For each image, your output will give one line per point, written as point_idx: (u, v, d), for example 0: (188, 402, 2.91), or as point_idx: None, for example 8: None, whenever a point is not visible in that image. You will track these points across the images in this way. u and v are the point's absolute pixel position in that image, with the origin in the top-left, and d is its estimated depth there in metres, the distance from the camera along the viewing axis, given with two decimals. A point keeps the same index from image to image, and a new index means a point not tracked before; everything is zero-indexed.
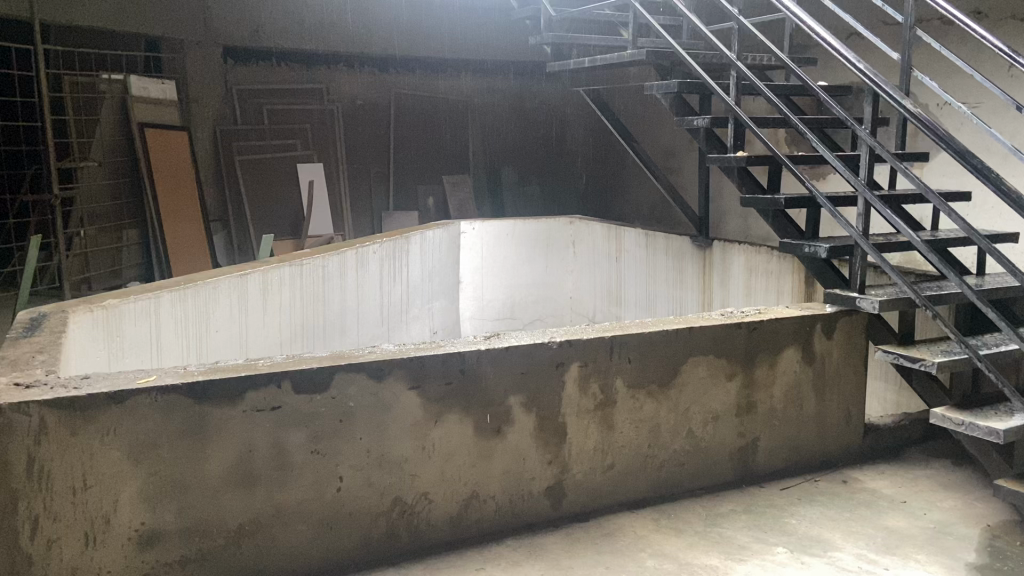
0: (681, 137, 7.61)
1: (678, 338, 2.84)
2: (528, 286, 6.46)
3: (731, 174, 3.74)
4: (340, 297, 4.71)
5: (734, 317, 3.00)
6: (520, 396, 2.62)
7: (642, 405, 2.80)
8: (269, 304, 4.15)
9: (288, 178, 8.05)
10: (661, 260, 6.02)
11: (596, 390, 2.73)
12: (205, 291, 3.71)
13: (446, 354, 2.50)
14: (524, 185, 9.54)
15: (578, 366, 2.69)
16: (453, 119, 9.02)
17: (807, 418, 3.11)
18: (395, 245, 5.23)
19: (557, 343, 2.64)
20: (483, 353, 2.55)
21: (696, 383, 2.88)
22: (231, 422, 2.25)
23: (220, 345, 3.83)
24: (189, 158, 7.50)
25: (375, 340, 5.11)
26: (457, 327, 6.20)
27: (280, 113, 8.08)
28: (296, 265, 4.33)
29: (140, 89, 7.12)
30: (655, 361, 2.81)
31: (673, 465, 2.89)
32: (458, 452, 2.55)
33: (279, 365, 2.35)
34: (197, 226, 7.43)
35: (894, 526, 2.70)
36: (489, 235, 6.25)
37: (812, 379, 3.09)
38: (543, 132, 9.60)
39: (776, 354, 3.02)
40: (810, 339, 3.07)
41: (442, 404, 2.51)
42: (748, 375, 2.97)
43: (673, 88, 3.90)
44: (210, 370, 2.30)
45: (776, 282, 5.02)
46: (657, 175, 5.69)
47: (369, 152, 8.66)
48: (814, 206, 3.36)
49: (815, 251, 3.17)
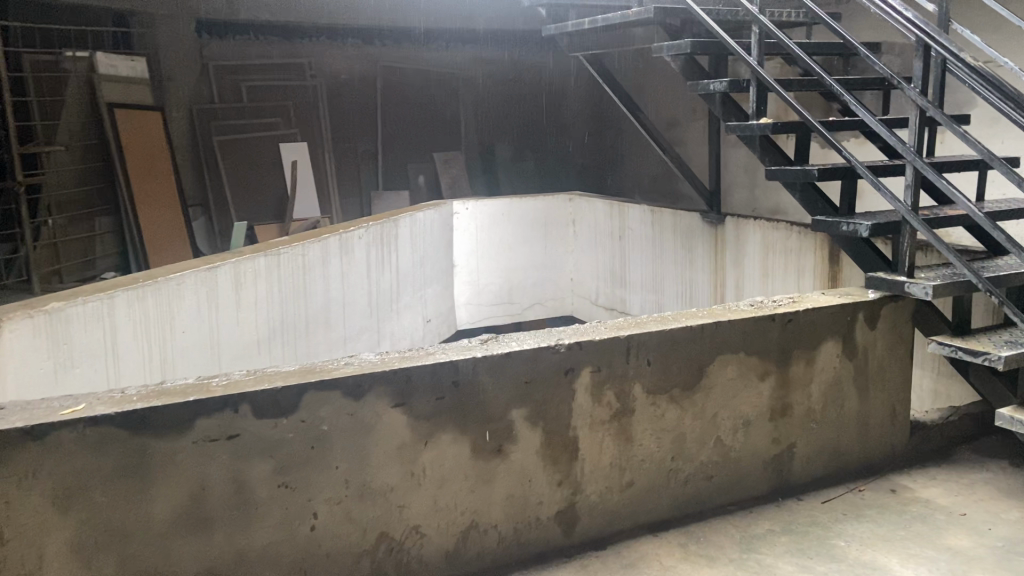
0: (685, 106, 7.25)
1: (705, 335, 2.46)
2: (526, 269, 6.20)
3: (753, 144, 3.35)
4: (323, 288, 4.35)
5: (766, 307, 2.63)
6: (523, 409, 2.24)
7: (664, 413, 2.43)
8: (242, 301, 3.76)
9: (272, 158, 7.68)
10: (669, 237, 5.39)
11: (611, 398, 2.36)
12: (168, 287, 3.31)
13: (435, 364, 2.13)
14: (519, 161, 9.10)
15: (590, 372, 2.31)
16: (442, 93, 8.58)
17: (848, 419, 2.75)
18: (383, 230, 4.87)
19: (564, 347, 2.27)
20: (479, 361, 2.17)
21: (724, 385, 2.52)
22: (179, 457, 1.87)
23: (189, 348, 3.44)
24: (163, 140, 7.08)
25: (364, 333, 4.76)
26: (452, 315, 5.93)
27: (260, 90, 7.67)
28: (273, 255, 3.94)
29: (107, 67, 6.68)
30: (678, 363, 2.44)
31: (700, 480, 2.53)
32: (453, 477, 2.18)
33: (236, 385, 1.97)
34: (175, 211, 7.02)
35: (957, 546, 2.35)
36: (483, 215, 5.97)
37: (854, 375, 2.73)
38: (539, 104, 9.10)
39: (814, 349, 2.64)
40: (851, 330, 2.70)
41: (433, 421, 2.14)
42: (783, 374, 2.60)
43: (686, 48, 3.48)
44: (153, 394, 1.92)
45: (797, 258, 4.35)
46: (667, 149, 5.21)
47: (355, 130, 8.24)
48: (853, 178, 2.97)
49: (856, 230, 2.79)
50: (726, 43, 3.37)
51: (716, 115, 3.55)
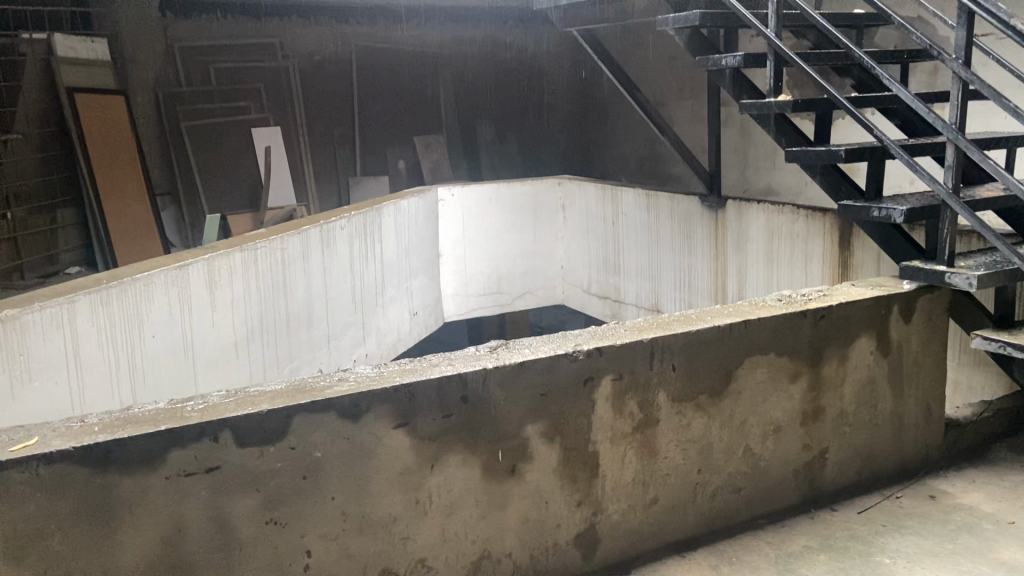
0: (674, 85, 7.05)
1: (734, 336, 2.24)
2: (514, 257, 5.98)
3: (768, 123, 3.12)
4: (303, 283, 4.09)
5: (797, 301, 2.41)
6: (539, 423, 2.01)
7: (690, 422, 2.21)
8: (217, 301, 3.49)
9: (243, 143, 7.37)
10: (665, 222, 5.14)
11: (635, 407, 2.13)
12: (136, 288, 3.03)
13: (441, 378, 1.88)
14: (501, 143, 8.80)
15: (611, 380, 2.08)
16: (421, 74, 8.27)
17: (882, 420, 2.55)
18: (366, 219, 4.61)
19: (583, 353, 2.03)
20: (490, 373, 1.93)
21: (755, 389, 2.30)
22: (150, 496, 1.61)
23: (160, 354, 3.16)
24: (129, 125, 6.73)
25: (348, 329, 4.51)
26: (439, 307, 5.71)
27: (230, 73, 7.32)
28: (250, 250, 3.66)
29: (66, 49, 6.30)
30: (705, 366, 2.21)
31: (729, 493, 2.31)
32: (463, 502, 1.94)
33: (214, 409, 1.71)
34: (142, 201, 6.67)
35: (1011, 560, 2.16)
36: (469, 202, 5.75)
37: (889, 374, 2.52)
38: (521, 84, 8.80)
39: (848, 346, 2.43)
40: (886, 325, 2.49)
41: (440, 442, 1.89)
42: (816, 375, 2.39)
43: (694, 21, 3.23)
44: (117, 423, 1.65)
45: (804, 244, 4.13)
46: (664, 129, 4.97)
47: (331, 113, 7.91)
48: (881, 159, 2.76)
49: (889, 216, 2.58)
50: (738, 13, 3.12)
51: (726, 92, 3.32)
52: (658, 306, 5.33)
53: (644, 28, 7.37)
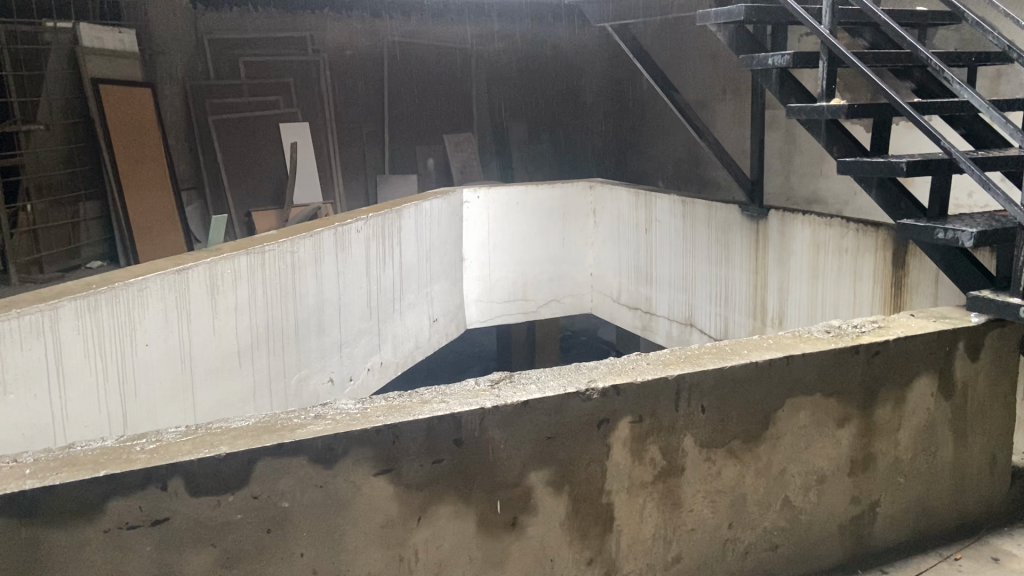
0: (717, 86, 6.73)
1: (775, 374, 1.96)
2: (541, 262, 5.74)
3: (818, 130, 2.83)
4: (315, 288, 3.88)
5: (847, 335, 2.12)
6: (546, 471, 1.75)
7: (721, 470, 1.94)
8: (219, 306, 3.29)
9: (270, 138, 7.22)
10: (701, 232, 4.83)
11: (657, 454, 1.86)
12: (129, 294, 2.83)
13: (432, 418, 1.63)
14: (534, 143, 8.53)
15: (630, 423, 1.82)
16: (454, 71, 8.03)
17: (941, 470, 2.24)
18: (383, 221, 4.40)
19: (597, 393, 1.77)
20: (489, 414, 1.68)
21: (797, 434, 2.01)
22: (86, 551, 1.40)
23: (154, 363, 2.96)
24: (155, 117, 6.59)
25: (362, 336, 4.30)
26: (461, 312, 5.48)
27: (258, 66, 7.17)
28: (256, 253, 3.46)
29: (93, 39, 6.19)
30: (740, 408, 1.94)
31: (763, 551, 2.03)
32: (455, 560, 1.70)
33: (166, 450, 1.49)
34: (166, 196, 6.53)
35: None
36: (496, 205, 5.52)
37: (950, 418, 2.22)
38: (557, 82, 8.53)
39: (904, 387, 2.14)
40: (949, 364, 2.19)
41: (429, 492, 1.65)
42: (867, 419, 2.10)
43: (738, 15, 2.93)
44: (53, 465, 1.44)
45: (853, 261, 3.81)
46: (704, 132, 4.66)
47: (361, 109, 7.72)
48: (948, 173, 2.45)
49: (956, 239, 2.28)
50: (789, 7, 2.83)
51: (772, 94, 3.02)
52: (692, 320, 5.03)
53: (687, 25, 7.05)
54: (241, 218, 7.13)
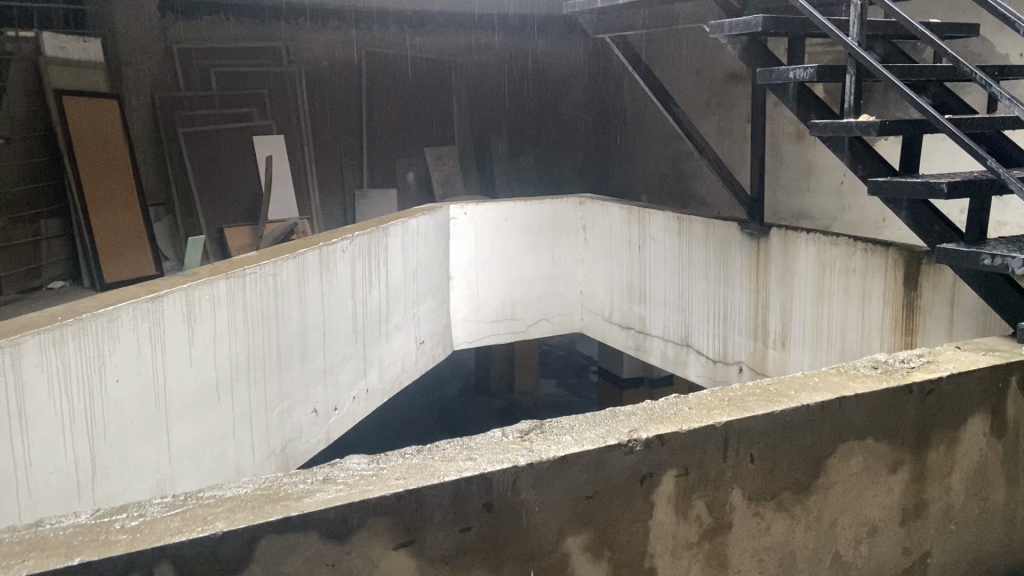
0: (702, 99, 6.62)
1: (826, 417, 1.78)
2: (531, 281, 5.55)
3: (842, 147, 2.68)
4: (299, 312, 3.65)
5: (896, 371, 1.95)
6: (585, 534, 1.55)
7: (769, 525, 1.75)
8: (197, 336, 3.05)
9: (242, 152, 6.96)
10: (698, 250, 4.67)
11: (702, 510, 1.67)
12: (98, 325, 2.58)
13: (459, 481, 1.42)
14: (515, 157, 8.35)
15: (674, 477, 1.63)
16: (434, 83, 7.83)
17: (992, 515, 2.08)
18: (369, 240, 4.18)
19: (639, 445, 1.58)
20: (522, 474, 1.47)
21: (848, 482, 1.83)
22: None
23: (127, 401, 2.71)
24: (122, 130, 6.29)
25: (347, 362, 4.07)
26: (448, 333, 5.28)
27: (230, 77, 6.92)
28: (237, 277, 3.23)
29: (56, 49, 5.89)
30: (790, 457, 1.75)
31: None
32: None
33: (152, 527, 1.27)
34: (133, 212, 6.21)
35: None
36: (484, 221, 5.32)
37: (1002, 459, 2.06)
38: (538, 94, 8.35)
39: (957, 428, 1.97)
40: (1001, 401, 2.03)
41: (456, 565, 1.44)
42: (919, 464, 1.93)
43: (756, 26, 2.79)
44: (16, 550, 1.21)
45: (860, 281, 3.65)
46: (702, 147, 4.51)
47: (338, 121, 7.48)
48: (990, 193, 2.31)
49: (1004, 264, 2.13)
50: (811, 19, 2.70)
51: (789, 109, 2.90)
52: (688, 340, 4.86)
53: (672, 37, 6.93)
54: (213, 235, 6.86)
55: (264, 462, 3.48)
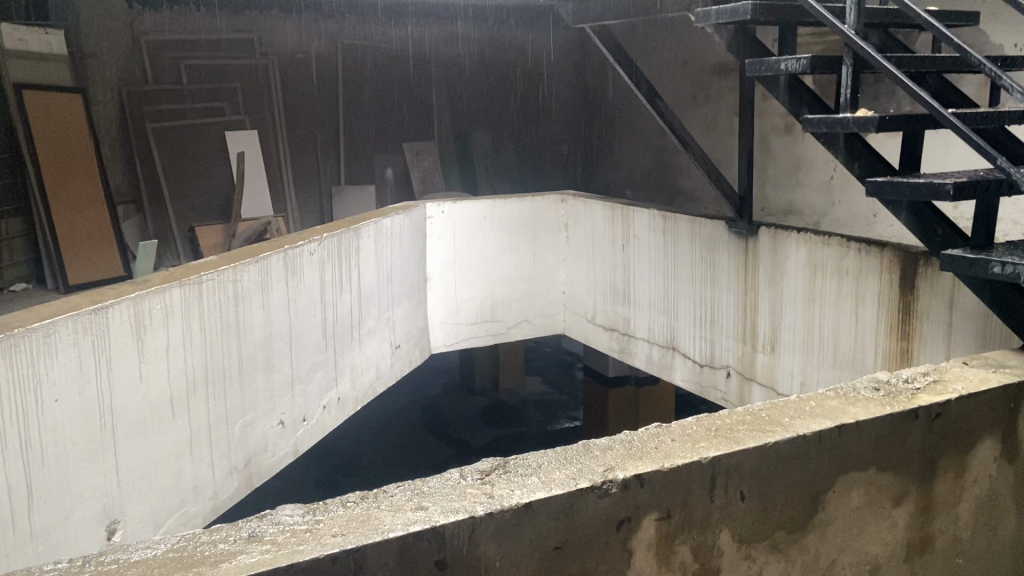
0: (688, 91, 6.44)
1: (825, 448, 1.60)
2: (511, 281, 5.36)
3: (836, 144, 2.51)
4: (262, 320, 3.44)
5: (899, 394, 1.77)
6: None
7: (762, 569, 1.58)
8: (147, 349, 2.83)
9: (213, 147, 6.72)
10: (684, 250, 4.49)
11: (687, 556, 1.49)
12: (32, 341, 2.36)
13: (406, 538, 1.23)
14: (497, 152, 8.14)
15: (656, 521, 1.45)
16: (412, 76, 7.62)
17: (1000, 546, 1.92)
18: (340, 242, 3.97)
19: (616, 488, 1.39)
20: (481, 525, 1.28)
21: (848, 518, 1.66)
22: None
23: (66, 422, 2.49)
24: (88, 126, 6.01)
25: (316, 370, 3.87)
26: (425, 337, 5.09)
27: (201, 70, 6.67)
28: (192, 285, 3.02)
29: (15, 41, 5.56)
30: (783, 494, 1.57)
31: None
32: None
33: None
34: (99, 211, 5.96)
35: None
36: (462, 220, 5.12)
37: (1012, 485, 1.89)
38: (521, 87, 8.14)
39: (965, 454, 1.80)
40: (1012, 423, 1.86)
41: None
42: (924, 494, 1.75)
43: (744, 14, 2.61)
44: None
45: (852, 283, 3.47)
46: (688, 143, 4.32)
47: (314, 116, 7.26)
48: (998, 194, 2.15)
49: (1017, 274, 1.97)
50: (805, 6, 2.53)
51: (780, 103, 2.73)
52: (674, 343, 4.69)
53: (658, 27, 6.73)
54: (184, 235, 6.62)
55: (225, 480, 3.27)
